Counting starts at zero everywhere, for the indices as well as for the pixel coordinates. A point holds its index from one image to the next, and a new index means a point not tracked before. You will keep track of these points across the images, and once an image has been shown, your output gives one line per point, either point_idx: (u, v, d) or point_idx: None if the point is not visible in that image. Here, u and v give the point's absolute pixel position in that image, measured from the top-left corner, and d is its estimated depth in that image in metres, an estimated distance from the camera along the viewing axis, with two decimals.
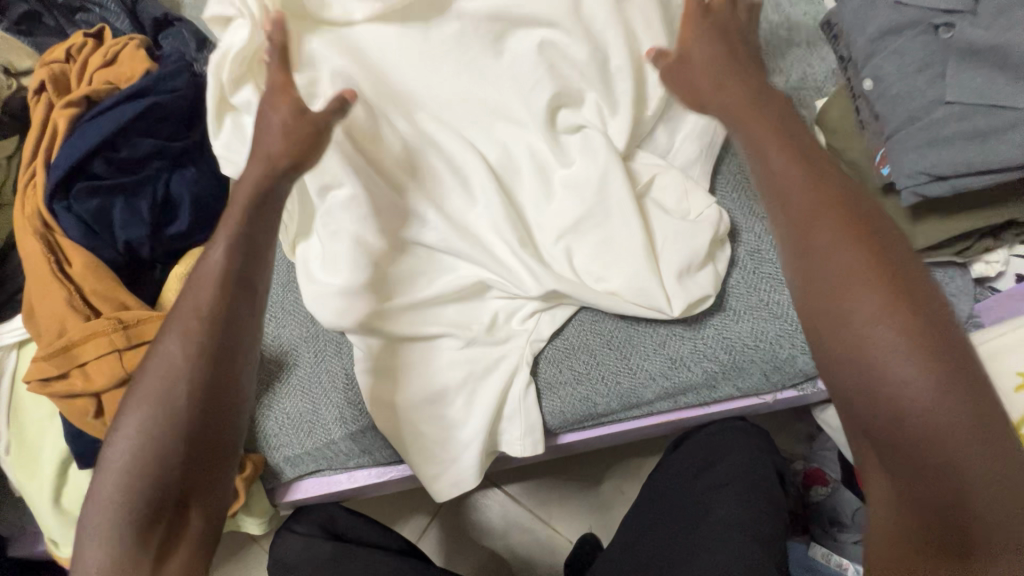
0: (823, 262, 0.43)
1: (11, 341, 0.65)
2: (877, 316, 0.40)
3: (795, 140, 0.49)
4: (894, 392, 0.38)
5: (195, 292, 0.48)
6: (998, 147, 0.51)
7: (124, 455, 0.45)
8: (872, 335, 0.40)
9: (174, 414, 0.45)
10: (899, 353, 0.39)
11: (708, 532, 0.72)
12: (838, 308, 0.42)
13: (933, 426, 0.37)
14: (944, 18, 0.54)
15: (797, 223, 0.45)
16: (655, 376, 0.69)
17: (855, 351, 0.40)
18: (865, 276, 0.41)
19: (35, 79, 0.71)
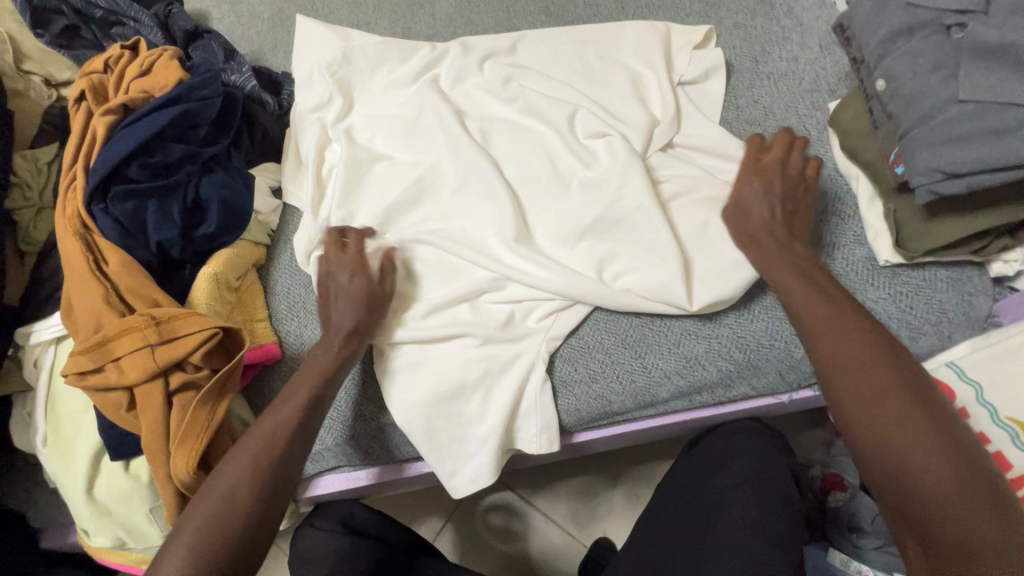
0: (843, 363, 0.52)
1: (50, 336, 0.67)
2: (903, 427, 0.48)
3: (800, 262, 0.61)
4: (932, 497, 0.46)
5: (275, 415, 0.61)
6: (1011, 144, 0.51)
7: (181, 547, 0.53)
8: (895, 427, 0.48)
9: (232, 496, 0.55)
10: (915, 439, 0.47)
11: (725, 534, 0.72)
12: (863, 402, 0.50)
13: (946, 505, 0.45)
14: (955, 18, 0.55)
15: (816, 332, 0.55)
16: (670, 374, 0.70)
17: (879, 439, 0.49)
18: (882, 376, 0.51)
19: (77, 89, 0.74)
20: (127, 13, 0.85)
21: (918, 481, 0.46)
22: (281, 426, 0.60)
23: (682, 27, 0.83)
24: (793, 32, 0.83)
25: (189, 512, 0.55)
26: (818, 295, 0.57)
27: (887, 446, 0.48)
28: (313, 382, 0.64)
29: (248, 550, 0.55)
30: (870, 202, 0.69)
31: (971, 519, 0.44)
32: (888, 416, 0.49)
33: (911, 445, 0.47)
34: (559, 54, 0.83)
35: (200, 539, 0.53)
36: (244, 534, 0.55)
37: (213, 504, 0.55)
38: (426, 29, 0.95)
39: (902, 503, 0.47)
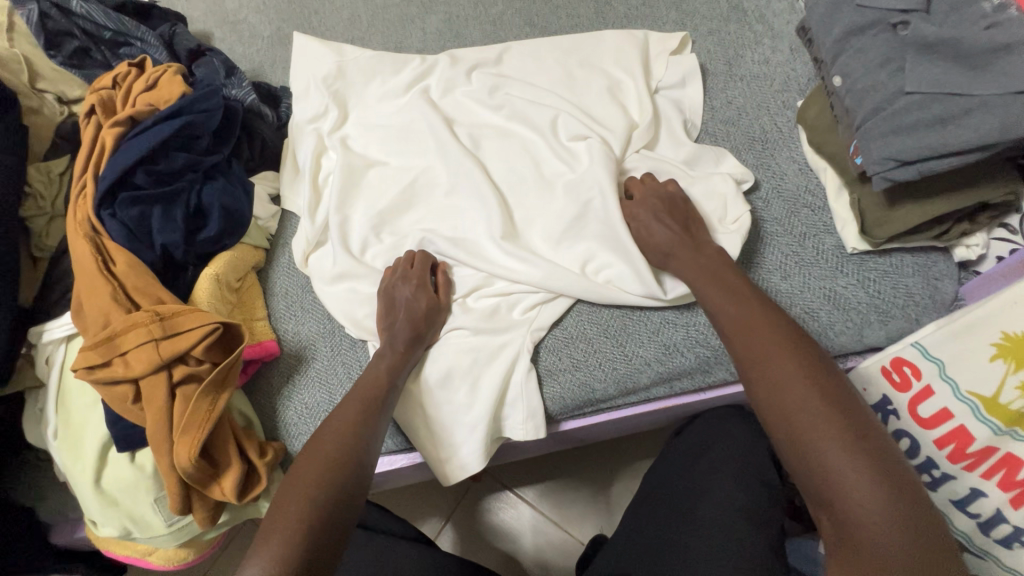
0: (758, 349, 0.56)
1: (61, 335, 0.71)
2: (805, 407, 0.51)
3: (715, 264, 0.66)
4: (831, 470, 0.48)
5: (364, 384, 0.67)
6: (956, 132, 0.54)
7: (298, 496, 0.56)
8: (802, 407, 0.52)
9: (336, 451, 0.60)
10: (821, 421, 0.50)
11: (706, 513, 0.74)
12: (772, 385, 0.54)
13: (840, 478, 0.48)
14: (900, 17, 0.59)
15: (732, 325, 0.60)
16: (650, 362, 0.73)
17: (787, 418, 0.52)
18: (792, 361, 0.54)
19: (87, 104, 0.79)
20: (134, 34, 0.90)
21: (816, 458, 0.49)
22: (373, 402, 0.65)
23: (658, 35, 0.88)
24: (764, 37, 0.87)
25: (297, 467, 0.59)
26: (732, 290, 0.62)
27: (791, 429, 0.51)
28: (389, 371, 0.68)
29: (348, 509, 0.58)
30: (837, 194, 0.72)
31: (868, 488, 0.47)
32: (790, 399, 0.52)
33: (810, 423, 0.51)
34: (543, 64, 0.88)
35: (310, 496, 0.56)
36: (347, 491, 0.58)
37: (329, 459, 0.59)
38: (417, 43, 1.00)
39: (811, 481, 0.50)
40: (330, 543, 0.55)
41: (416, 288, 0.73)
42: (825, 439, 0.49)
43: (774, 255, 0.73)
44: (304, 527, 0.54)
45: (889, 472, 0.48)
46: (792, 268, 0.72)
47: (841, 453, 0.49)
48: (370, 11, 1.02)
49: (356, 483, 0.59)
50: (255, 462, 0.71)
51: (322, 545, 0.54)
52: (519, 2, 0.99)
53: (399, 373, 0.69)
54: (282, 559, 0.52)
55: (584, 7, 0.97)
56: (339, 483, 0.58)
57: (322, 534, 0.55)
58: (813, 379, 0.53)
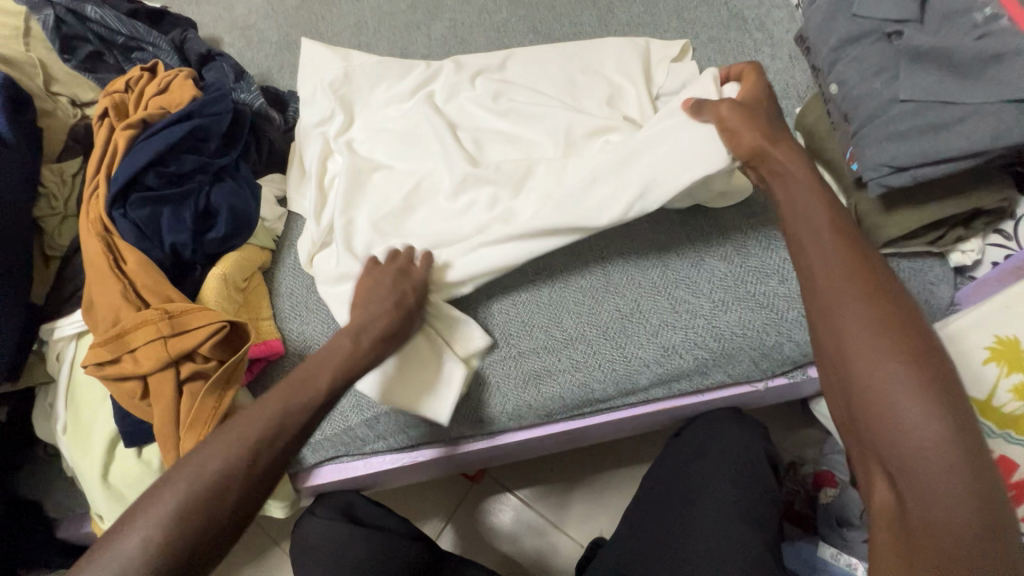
0: (845, 304, 0.50)
1: (71, 332, 0.73)
2: (879, 365, 0.47)
3: (803, 181, 0.58)
4: (910, 441, 0.45)
5: (318, 356, 0.63)
6: (947, 139, 0.55)
7: (202, 475, 0.53)
8: (896, 375, 0.47)
9: (256, 434, 0.56)
10: (910, 389, 0.46)
11: (705, 515, 0.75)
12: (862, 347, 0.48)
13: (919, 451, 0.45)
14: (894, 27, 0.60)
15: (823, 270, 0.53)
16: (649, 362, 0.74)
17: (870, 383, 0.48)
18: (886, 321, 0.49)
19: (100, 107, 0.81)
20: (146, 39, 0.92)
21: (894, 428, 0.46)
22: (309, 382, 0.61)
23: (659, 43, 0.89)
24: (764, 45, 0.89)
25: (214, 437, 0.56)
26: (830, 227, 0.54)
27: (875, 395, 0.47)
28: (344, 355, 0.63)
29: (246, 502, 0.54)
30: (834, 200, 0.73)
31: (947, 466, 0.44)
32: (877, 362, 0.48)
33: (894, 392, 0.46)
34: (546, 69, 0.90)
35: (197, 487, 0.52)
36: (254, 483, 0.55)
37: (251, 441, 0.55)
38: (422, 49, 1.02)
39: (877, 445, 0.47)
40: (219, 534, 0.52)
41: (399, 277, 0.70)
42: (907, 401, 0.46)
43: (770, 260, 0.75)
44: (193, 510, 0.51)
45: (969, 443, 0.44)
46: (788, 272, 0.74)
47: (924, 425, 0.45)
48: (376, 18, 1.05)
49: (270, 471, 0.56)
50: None
51: (198, 538, 0.51)
52: (523, 9, 1.01)
53: (350, 367, 0.62)
54: (166, 536, 0.50)
55: (587, 14, 0.99)
56: (246, 472, 0.54)
57: (213, 525, 0.52)
58: (905, 345, 0.48)
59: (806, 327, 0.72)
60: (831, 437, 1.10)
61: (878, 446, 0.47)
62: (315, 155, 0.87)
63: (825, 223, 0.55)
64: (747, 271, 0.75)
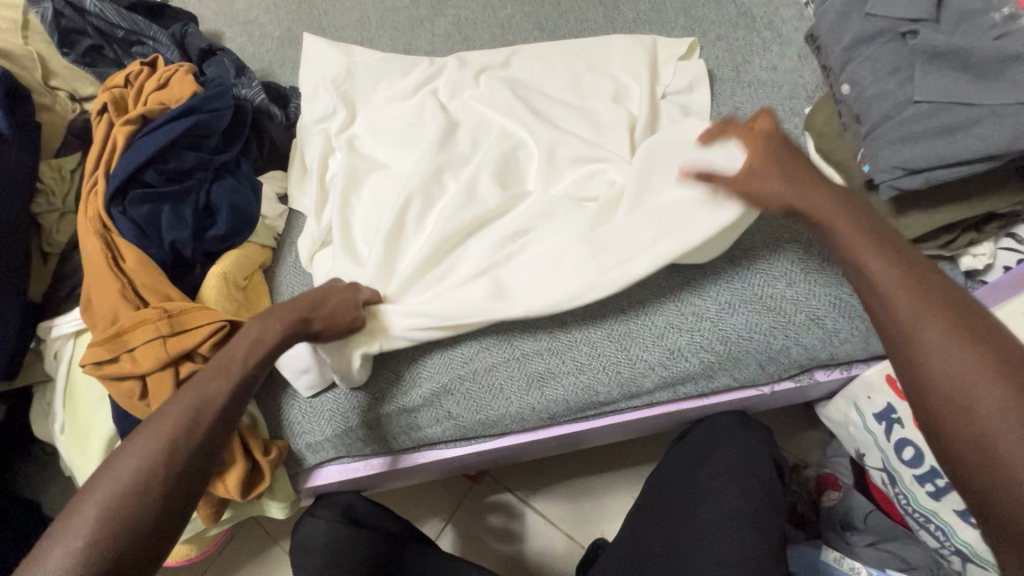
0: (915, 329, 0.47)
1: (69, 330, 0.72)
2: (949, 353, 0.45)
3: (831, 207, 0.57)
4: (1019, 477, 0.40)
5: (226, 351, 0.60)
6: (963, 140, 0.54)
7: (122, 479, 0.50)
8: (988, 403, 0.42)
9: (169, 432, 0.53)
10: (1009, 417, 0.41)
11: (708, 520, 0.75)
12: (942, 373, 0.45)
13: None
14: (909, 26, 0.59)
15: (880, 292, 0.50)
16: (655, 365, 0.72)
17: (961, 415, 0.43)
18: (964, 344, 0.45)
19: (99, 102, 0.80)
20: (146, 33, 0.91)
21: (998, 463, 0.41)
22: (228, 366, 0.59)
23: (666, 41, 0.88)
24: (772, 43, 0.87)
25: (128, 442, 0.53)
26: (883, 251, 0.52)
27: (967, 425, 0.43)
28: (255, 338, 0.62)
29: (168, 504, 0.51)
30: None
31: None
32: (962, 389, 0.44)
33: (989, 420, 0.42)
34: (552, 67, 0.88)
35: (116, 493, 0.49)
36: (173, 484, 0.51)
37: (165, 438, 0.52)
38: (426, 45, 1.00)
39: (982, 483, 0.42)
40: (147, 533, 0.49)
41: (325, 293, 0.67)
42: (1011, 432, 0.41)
43: (780, 262, 0.73)
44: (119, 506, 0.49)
45: None
46: (797, 275, 0.72)
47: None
48: (379, 14, 1.03)
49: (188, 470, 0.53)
50: (258, 459, 0.72)
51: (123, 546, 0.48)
52: (528, 5, 1.00)
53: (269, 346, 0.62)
54: (101, 525, 0.48)
55: (593, 11, 0.97)
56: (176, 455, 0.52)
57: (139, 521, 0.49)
58: (995, 368, 0.43)
59: (813, 330, 0.71)
60: (835, 440, 1.09)
61: (982, 486, 0.42)
62: (316, 152, 0.86)
63: (870, 247, 0.53)
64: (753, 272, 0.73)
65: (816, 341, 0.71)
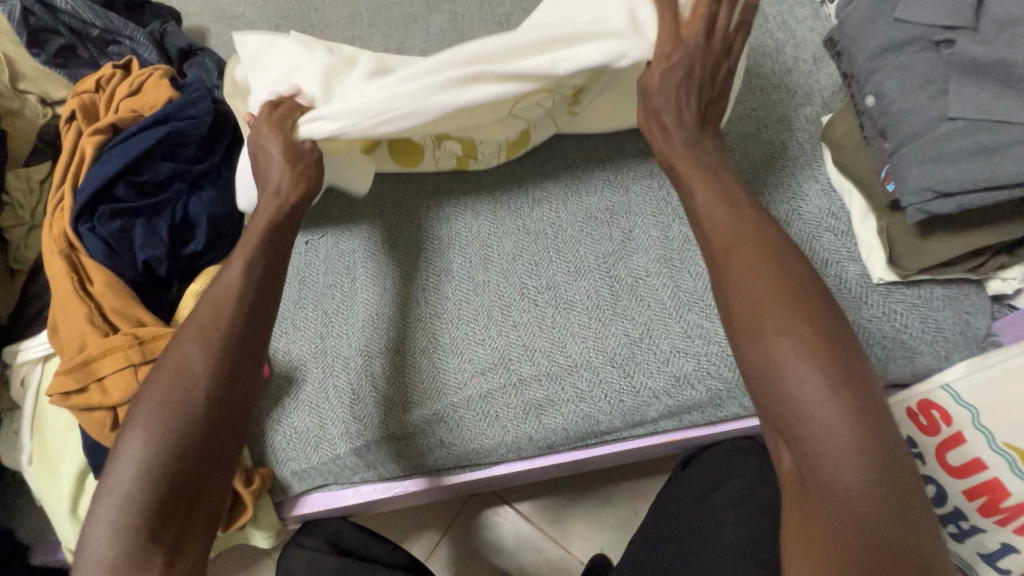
0: (734, 261, 0.51)
1: (37, 355, 0.68)
2: (752, 282, 0.49)
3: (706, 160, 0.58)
4: (796, 396, 0.43)
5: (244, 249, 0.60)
6: (1001, 163, 0.50)
7: (179, 370, 0.52)
8: (777, 332, 0.46)
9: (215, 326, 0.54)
10: (800, 347, 0.45)
11: (714, 556, 0.71)
12: (745, 305, 0.48)
13: (813, 409, 0.43)
14: (944, 35, 0.55)
15: (716, 223, 0.53)
16: (659, 394, 0.68)
17: (761, 347, 0.46)
18: (774, 277, 0.48)
19: (68, 109, 0.76)
20: (122, 32, 0.85)
21: (784, 384, 0.44)
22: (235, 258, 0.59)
23: None
24: (787, 45, 0.81)
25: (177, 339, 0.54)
26: (714, 185, 0.56)
27: (763, 348, 0.46)
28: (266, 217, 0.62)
29: (234, 399, 0.53)
30: (863, 218, 0.67)
31: (842, 430, 0.42)
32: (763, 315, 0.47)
33: (782, 346, 0.45)
34: None
35: (179, 386, 0.51)
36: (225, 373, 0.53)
37: (209, 328, 0.54)
38: (420, 44, 0.95)
39: (775, 414, 0.45)
40: (205, 430, 0.50)
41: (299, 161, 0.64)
42: (794, 352, 0.44)
43: None
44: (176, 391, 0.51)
45: (863, 403, 0.42)
46: None
47: (818, 388, 0.43)
48: (371, 11, 0.98)
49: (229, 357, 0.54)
50: (240, 492, 0.68)
51: (196, 431, 0.50)
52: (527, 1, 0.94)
53: (270, 232, 0.61)
54: (164, 417, 0.50)
55: None
56: (215, 346, 0.53)
57: (195, 409, 0.50)
58: (789, 295, 0.47)
59: None
60: None
61: (772, 406, 0.45)
62: None
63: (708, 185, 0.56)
64: None
65: None
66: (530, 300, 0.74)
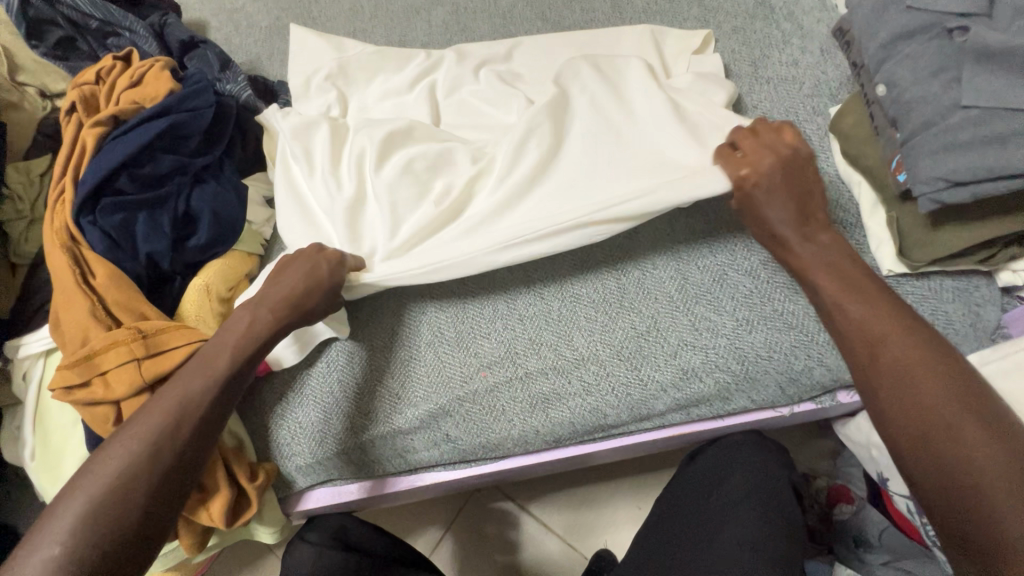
0: (874, 327, 0.52)
1: (38, 349, 0.67)
2: (899, 349, 0.50)
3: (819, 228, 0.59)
4: (976, 463, 0.44)
5: (232, 325, 0.61)
6: (1016, 152, 0.49)
7: (143, 437, 0.52)
8: (941, 400, 0.47)
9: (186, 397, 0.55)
10: (962, 414, 0.46)
11: (722, 550, 0.71)
12: (898, 369, 0.49)
13: (993, 475, 0.43)
14: (957, 22, 0.54)
15: (848, 287, 0.55)
16: (666, 387, 0.68)
17: (919, 416, 0.47)
18: (917, 345, 0.50)
19: (68, 101, 0.75)
20: (122, 24, 0.84)
21: (963, 452, 0.45)
22: (215, 358, 0.58)
23: (679, 32, 0.82)
24: (793, 37, 0.81)
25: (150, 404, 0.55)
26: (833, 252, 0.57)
27: (916, 414, 0.47)
28: (243, 331, 0.60)
29: (180, 475, 0.52)
30: (872, 211, 0.66)
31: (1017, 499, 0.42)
32: (914, 381, 0.48)
33: (936, 409, 0.47)
34: (554, 61, 0.82)
35: (136, 452, 0.51)
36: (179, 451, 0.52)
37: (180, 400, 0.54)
38: (422, 37, 0.94)
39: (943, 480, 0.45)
40: (142, 504, 0.50)
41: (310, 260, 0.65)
42: (955, 416, 0.46)
43: None
44: (105, 513, 0.48)
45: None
46: None
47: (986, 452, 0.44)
48: (372, 2, 0.97)
49: (191, 434, 0.54)
50: (244, 487, 0.67)
51: (128, 501, 0.49)
52: None
53: (255, 348, 0.60)
54: (111, 483, 0.50)
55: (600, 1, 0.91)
56: (175, 452, 0.52)
57: (117, 537, 0.48)
58: (941, 363, 0.49)
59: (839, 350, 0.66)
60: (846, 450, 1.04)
61: (932, 473, 0.46)
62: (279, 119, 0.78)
63: (819, 250, 0.58)
64: (774, 288, 0.68)
65: (840, 362, 0.66)
66: (537, 294, 0.73)
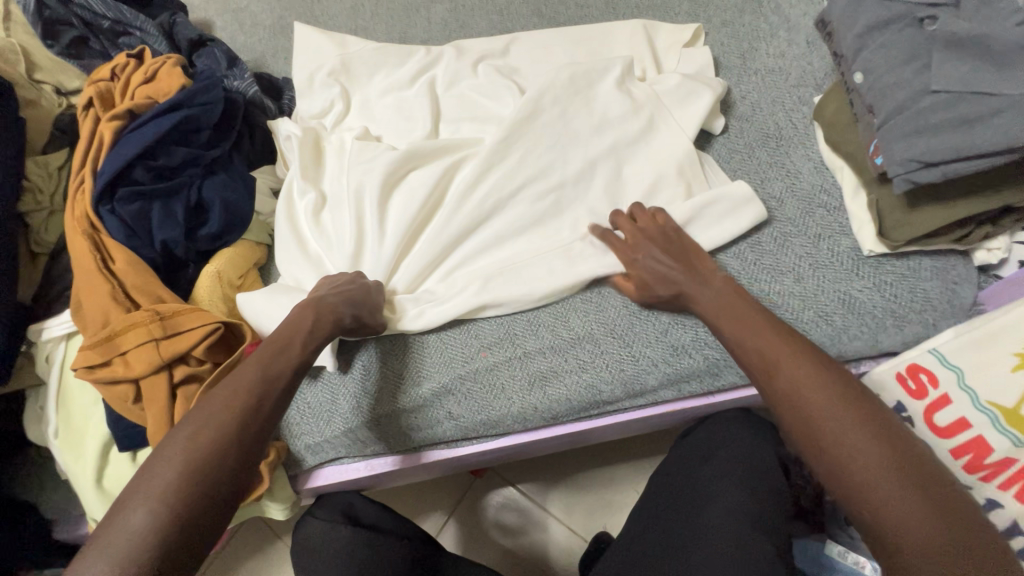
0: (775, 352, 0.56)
1: (60, 333, 0.71)
2: (805, 376, 0.53)
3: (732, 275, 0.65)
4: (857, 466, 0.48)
5: (294, 321, 0.61)
6: (982, 132, 0.53)
7: (222, 420, 0.51)
8: (831, 416, 0.51)
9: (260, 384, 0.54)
10: (850, 425, 0.50)
11: (711, 520, 0.74)
12: (793, 389, 0.53)
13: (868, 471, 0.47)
14: (927, 11, 0.58)
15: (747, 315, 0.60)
16: (657, 363, 0.71)
17: (819, 431, 0.50)
18: (807, 364, 0.54)
19: (85, 97, 0.78)
20: (133, 24, 0.88)
21: (842, 456, 0.49)
22: (288, 348, 0.58)
23: (669, 27, 0.85)
24: (780, 29, 0.84)
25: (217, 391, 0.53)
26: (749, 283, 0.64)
27: (807, 427, 0.51)
28: (311, 326, 0.61)
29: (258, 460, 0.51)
30: (854, 194, 0.70)
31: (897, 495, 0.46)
32: (808, 397, 0.52)
33: (832, 424, 0.50)
34: (550, 56, 0.86)
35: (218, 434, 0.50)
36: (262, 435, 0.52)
37: (254, 387, 0.54)
38: (422, 34, 0.97)
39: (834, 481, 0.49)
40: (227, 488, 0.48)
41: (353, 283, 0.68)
42: (843, 421, 0.50)
43: (787, 256, 0.70)
44: (186, 499, 0.46)
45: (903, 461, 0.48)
46: (805, 271, 0.69)
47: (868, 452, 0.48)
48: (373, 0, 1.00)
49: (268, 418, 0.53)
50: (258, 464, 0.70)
51: (213, 487, 0.48)
52: None
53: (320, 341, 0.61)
54: (194, 465, 0.48)
55: None
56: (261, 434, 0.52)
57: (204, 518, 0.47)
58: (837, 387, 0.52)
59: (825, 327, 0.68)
60: None
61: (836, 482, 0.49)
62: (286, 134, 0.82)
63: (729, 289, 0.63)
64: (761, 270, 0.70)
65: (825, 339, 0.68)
66: None
